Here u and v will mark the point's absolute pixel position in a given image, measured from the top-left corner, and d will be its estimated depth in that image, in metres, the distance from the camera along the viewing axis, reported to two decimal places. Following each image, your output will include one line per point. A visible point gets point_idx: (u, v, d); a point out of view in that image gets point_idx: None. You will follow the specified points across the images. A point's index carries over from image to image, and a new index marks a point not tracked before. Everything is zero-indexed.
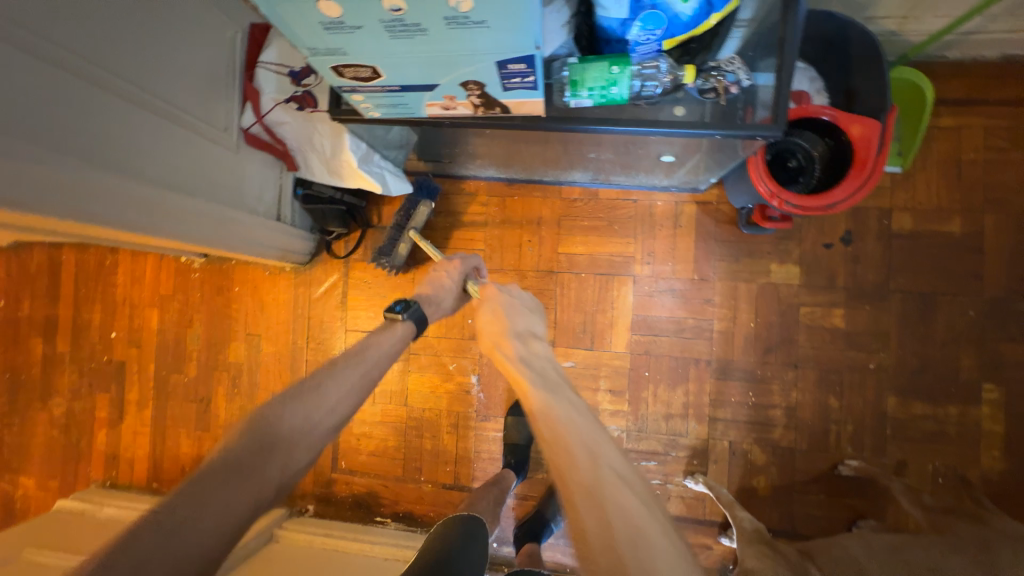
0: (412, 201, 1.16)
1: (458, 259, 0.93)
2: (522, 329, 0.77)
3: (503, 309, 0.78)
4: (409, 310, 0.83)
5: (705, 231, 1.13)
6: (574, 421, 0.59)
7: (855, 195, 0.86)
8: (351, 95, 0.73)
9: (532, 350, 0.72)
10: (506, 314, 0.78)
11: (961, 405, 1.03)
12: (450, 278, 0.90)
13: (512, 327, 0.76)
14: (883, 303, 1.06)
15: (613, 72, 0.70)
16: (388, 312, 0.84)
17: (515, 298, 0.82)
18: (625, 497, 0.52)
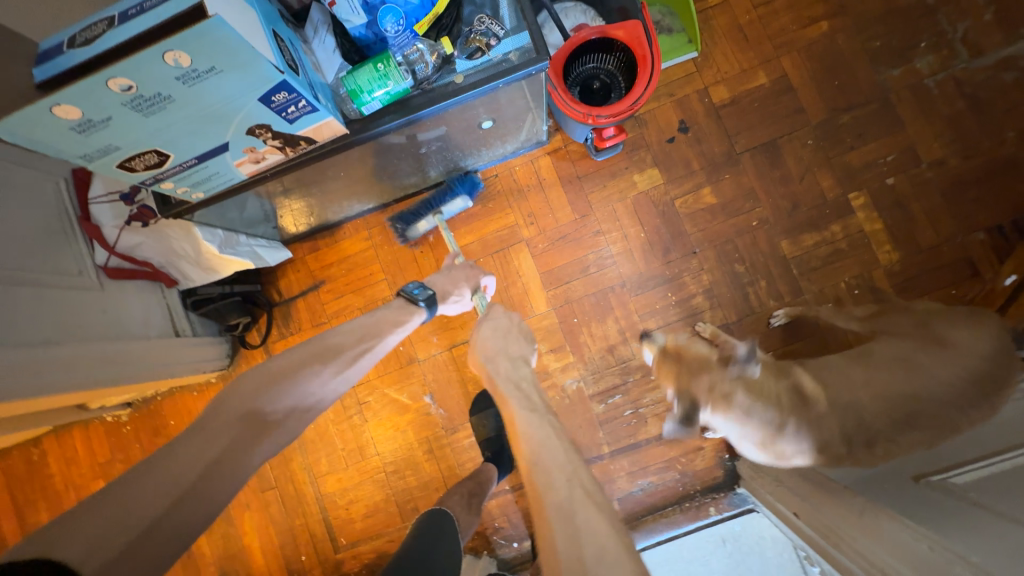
0: (439, 197, 1.16)
1: (468, 267, 1.00)
2: (511, 353, 0.87)
3: (493, 332, 0.89)
4: (426, 295, 0.91)
5: (567, 174, 1.20)
6: (551, 441, 0.69)
7: (650, 83, 0.94)
8: (160, 185, 0.76)
9: (521, 374, 0.83)
10: (496, 334, 0.88)
11: (840, 221, 1.12)
12: (463, 282, 0.98)
13: (503, 355, 0.86)
14: (737, 167, 1.15)
15: (379, 69, 0.76)
16: (405, 292, 0.92)
17: (511, 320, 0.92)
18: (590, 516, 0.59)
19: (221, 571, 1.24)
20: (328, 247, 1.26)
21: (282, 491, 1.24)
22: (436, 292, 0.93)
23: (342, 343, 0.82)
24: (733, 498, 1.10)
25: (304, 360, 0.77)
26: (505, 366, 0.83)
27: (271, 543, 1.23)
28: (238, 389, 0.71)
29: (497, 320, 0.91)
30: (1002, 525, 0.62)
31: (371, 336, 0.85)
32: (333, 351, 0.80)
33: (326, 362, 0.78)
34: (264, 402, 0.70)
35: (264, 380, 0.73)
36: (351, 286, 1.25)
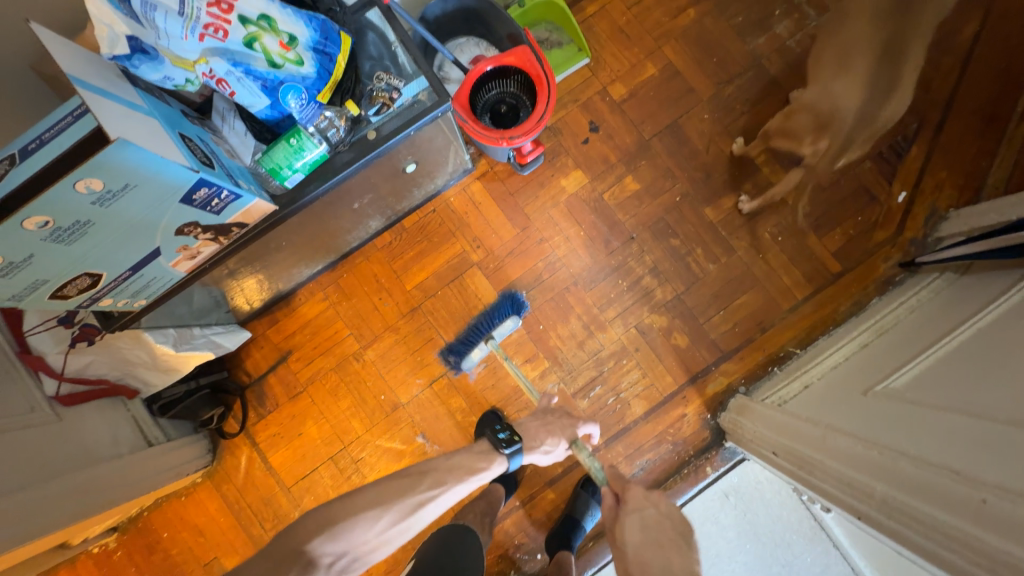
0: (500, 313, 1.17)
1: (566, 416, 1.01)
2: (676, 568, 0.72)
3: (637, 524, 0.80)
4: (513, 445, 0.91)
5: (500, 193, 1.26)
6: None
7: (549, 98, 1.02)
8: (99, 304, 0.76)
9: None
10: (658, 542, 0.77)
11: (749, 178, 1.23)
12: (553, 442, 0.96)
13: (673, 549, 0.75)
14: (650, 151, 1.25)
15: (293, 143, 0.80)
16: (494, 438, 0.92)
17: (688, 538, 0.78)
18: None
19: None
20: (287, 318, 1.26)
21: None
22: (521, 443, 0.91)
23: (403, 488, 0.83)
24: (724, 453, 1.16)
25: (369, 501, 0.80)
26: None
27: None
28: (300, 528, 0.74)
29: (647, 498, 0.84)
30: (920, 412, 0.73)
31: (444, 480, 0.86)
32: (396, 496, 0.82)
33: (386, 507, 0.80)
34: (320, 543, 0.73)
35: (328, 520, 0.76)
36: (319, 348, 1.25)
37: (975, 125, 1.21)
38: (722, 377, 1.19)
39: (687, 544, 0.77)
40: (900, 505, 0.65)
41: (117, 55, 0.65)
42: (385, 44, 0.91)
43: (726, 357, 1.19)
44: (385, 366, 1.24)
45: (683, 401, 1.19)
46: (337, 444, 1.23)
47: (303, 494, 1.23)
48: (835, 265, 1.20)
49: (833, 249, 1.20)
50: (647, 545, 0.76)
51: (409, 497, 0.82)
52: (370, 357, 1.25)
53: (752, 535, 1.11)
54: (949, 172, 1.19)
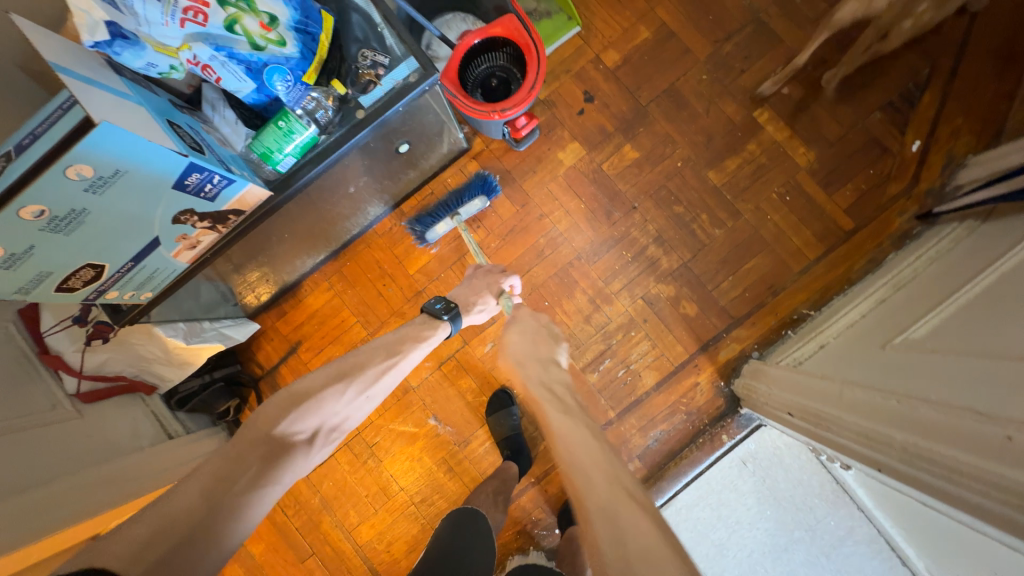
0: (472, 193, 1.20)
1: (493, 273, 0.99)
2: (540, 355, 0.86)
3: (521, 338, 0.88)
4: (450, 312, 0.91)
5: (497, 171, 1.24)
6: (589, 443, 0.73)
7: (537, 66, 1.00)
8: (106, 297, 0.78)
9: (553, 377, 0.83)
10: (523, 335, 0.88)
11: (753, 138, 1.19)
12: (484, 296, 0.96)
13: (546, 351, 0.87)
14: (648, 118, 1.21)
15: (282, 126, 0.80)
16: (431, 308, 0.93)
17: (542, 325, 0.90)
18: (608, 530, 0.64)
19: None
20: (294, 308, 1.27)
21: (321, 555, 1.24)
22: (460, 308, 0.93)
23: (367, 360, 0.85)
24: (740, 420, 1.14)
25: (327, 380, 0.81)
26: (537, 369, 0.84)
27: None
28: (263, 416, 0.76)
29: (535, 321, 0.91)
30: (939, 360, 0.70)
31: (396, 348, 0.87)
32: (357, 368, 0.83)
33: (349, 381, 0.81)
34: (289, 425, 0.75)
35: (288, 401, 0.78)
36: (327, 337, 1.27)
37: (993, 66, 1.14)
38: (734, 344, 1.16)
39: (551, 332, 0.91)
40: (920, 450, 0.63)
41: (98, 41, 0.65)
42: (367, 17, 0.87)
43: (737, 324, 1.16)
44: None
45: (695, 370, 1.17)
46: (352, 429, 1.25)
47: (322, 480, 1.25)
48: (847, 222, 1.15)
49: (844, 206, 1.16)
50: (522, 350, 0.86)
51: (370, 369, 0.84)
52: None
53: (773, 503, 1.09)
54: (966, 117, 1.13)
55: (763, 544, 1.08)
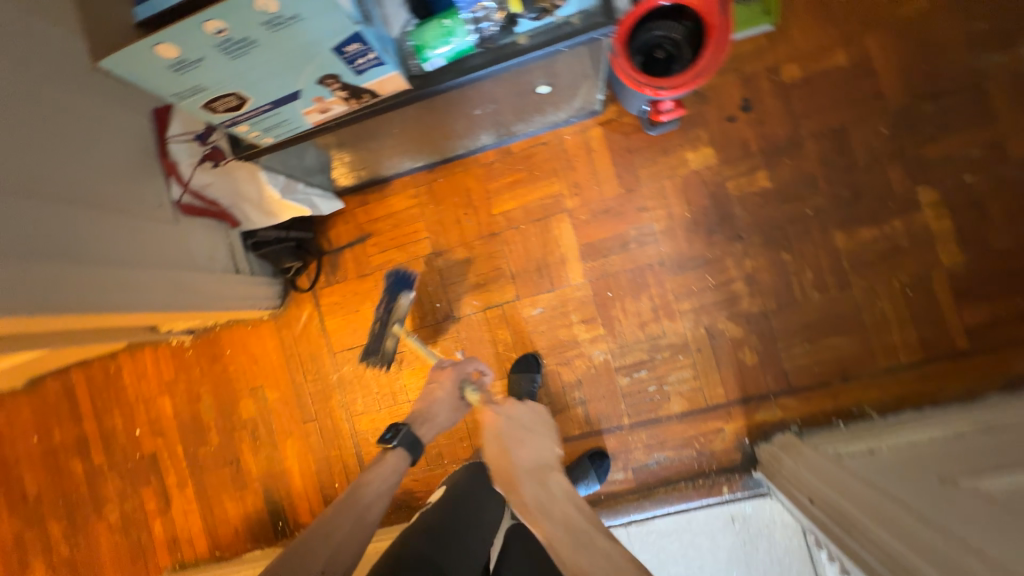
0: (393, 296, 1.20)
1: (446, 364, 1.07)
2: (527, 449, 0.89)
3: (507, 427, 0.92)
4: (398, 435, 0.98)
5: (617, 147, 1.18)
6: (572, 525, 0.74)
7: (716, 55, 0.92)
8: (235, 128, 0.82)
9: (542, 465, 0.86)
10: (513, 433, 0.91)
11: (903, 216, 1.06)
12: (447, 393, 1.04)
13: (531, 456, 0.87)
14: (799, 151, 1.10)
15: (445, 25, 0.77)
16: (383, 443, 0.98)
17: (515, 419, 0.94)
18: None
19: (265, 486, 1.42)
20: (377, 202, 1.31)
21: (321, 423, 1.37)
22: (407, 426, 0.99)
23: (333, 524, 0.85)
24: (747, 481, 1.11)
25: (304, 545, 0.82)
26: (527, 457, 0.87)
27: (310, 468, 1.39)
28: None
29: (517, 427, 0.92)
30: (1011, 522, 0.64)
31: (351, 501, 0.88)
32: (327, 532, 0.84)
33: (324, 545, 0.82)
34: None
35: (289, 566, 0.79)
36: (395, 241, 1.30)
37: None
38: (778, 409, 1.11)
39: (529, 422, 0.95)
40: None
41: None
42: None
43: (790, 392, 1.10)
44: (449, 278, 1.27)
45: (725, 417, 1.13)
46: None
47: (344, 364, 1.35)
48: (961, 342, 1.04)
49: (967, 324, 1.04)
50: (509, 464, 0.86)
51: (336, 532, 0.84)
52: (438, 265, 1.28)
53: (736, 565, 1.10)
54: None
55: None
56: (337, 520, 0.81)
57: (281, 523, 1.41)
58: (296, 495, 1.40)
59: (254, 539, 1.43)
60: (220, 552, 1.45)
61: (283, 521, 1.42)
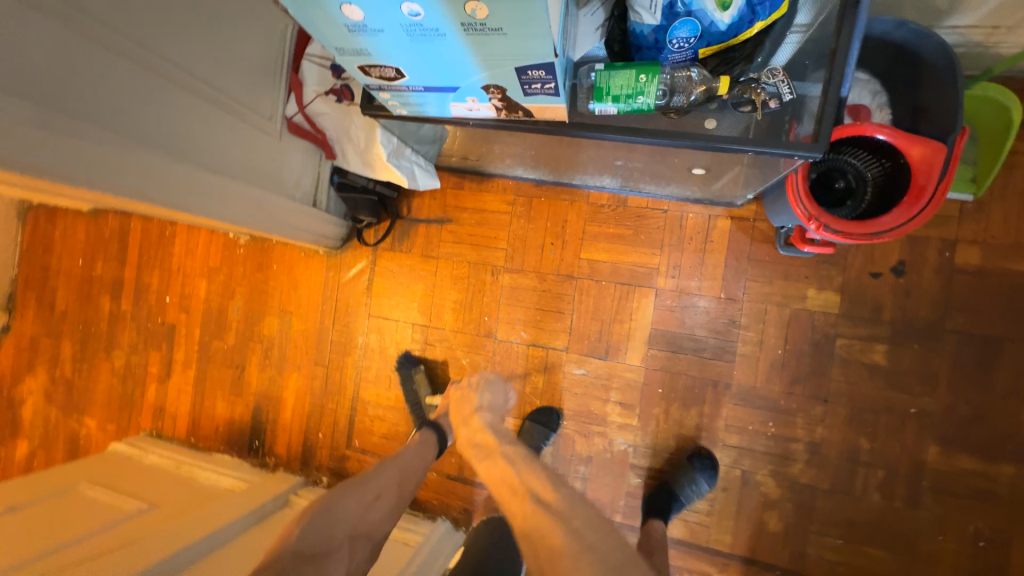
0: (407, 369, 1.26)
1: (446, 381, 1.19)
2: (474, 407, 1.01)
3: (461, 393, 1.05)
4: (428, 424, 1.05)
5: (737, 248, 1.07)
6: (512, 448, 0.85)
7: (906, 224, 0.78)
8: (377, 92, 0.75)
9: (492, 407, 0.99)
10: (461, 394, 1.03)
11: (1016, 464, 0.92)
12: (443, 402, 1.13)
13: (472, 403, 1.00)
14: (935, 342, 0.96)
15: (641, 81, 0.66)
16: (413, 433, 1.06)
17: (469, 382, 1.06)
18: (555, 505, 0.70)
19: (256, 402, 1.44)
20: (471, 192, 1.25)
21: (329, 372, 1.37)
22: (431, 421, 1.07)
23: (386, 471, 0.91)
24: None
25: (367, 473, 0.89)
26: (471, 408, 0.99)
27: (302, 406, 1.39)
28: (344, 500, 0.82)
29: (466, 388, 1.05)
30: None
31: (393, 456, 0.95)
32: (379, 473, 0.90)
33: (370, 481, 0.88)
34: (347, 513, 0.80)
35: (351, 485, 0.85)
36: (471, 238, 1.24)
37: None
38: None
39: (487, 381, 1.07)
40: None
41: None
42: (809, 23, 0.71)
43: None
44: (508, 297, 1.21)
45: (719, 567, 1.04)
46: (426, 319, 1.28)
47: (374, 330, 1.32)
48: None
49: None
50: (458, 414, 1.00)
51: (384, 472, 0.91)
52: (502, 280, 1.22)
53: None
54: None
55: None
56: (365, 486, 0.86)
57: (256, 443, 1.44)
58: (280, 424, 1.41)
59: (228, 443, 1.46)
60: (194, 440, 1.50)
61: (258, 440, 1.44)
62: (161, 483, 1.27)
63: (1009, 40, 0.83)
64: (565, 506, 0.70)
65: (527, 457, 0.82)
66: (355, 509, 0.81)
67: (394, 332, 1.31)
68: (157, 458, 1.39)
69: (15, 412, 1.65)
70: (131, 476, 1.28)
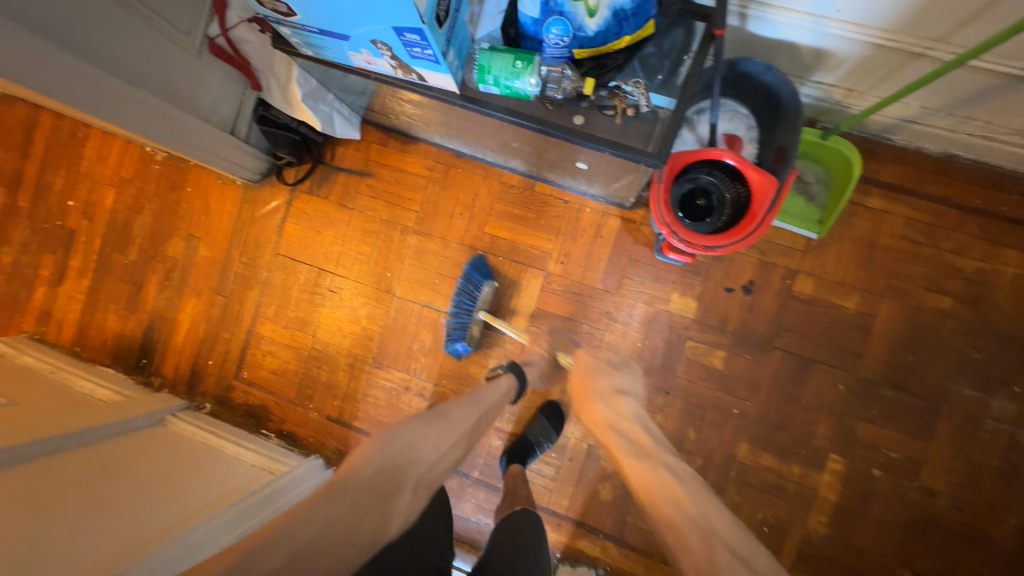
0: (474, 283, 1.17)
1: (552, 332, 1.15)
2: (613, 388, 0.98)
3: (588, 367, 1.01)
4: (511, 368, 1.04)
5: (621, 247, 1.17)
6: (687, 469, 0.83)
7: (737, 243, 0.90)
8: (278, 26, 0.78)
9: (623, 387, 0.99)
10: (591, 369, 1.00)
11: (804, 466, 1.08)
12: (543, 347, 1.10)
13: (610, 382, 0.99)
14: (762, 355, 1.11)
15: (516, 66, 0.73)
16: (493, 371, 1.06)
17: (599, 360, 1.03)
18: (732, 536, 0.70)
19: (151, 321, 1.43)
20: (394, 150, 1.28)
21: (229, 302, 1.38)
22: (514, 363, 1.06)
23: (455, 411, 0.87)
24: None
25: (438, 413, 0.84)
26: (609, 391, 0.97)
27: (197, 332, 1.40)
28: (409, 430, 0.76)
29: (598, 360, 1.03)
30: None
31: (461, 400, 0.91)
32: (450, 417, 0.85)
33: (438, 420, 0.82)
34: (409, 442, 0.75)
35: (418, 421, 0.80)
36: (388, 195, 1.28)
37: None
38: (598, 548, 1.15)
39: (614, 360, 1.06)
40: None
41: None
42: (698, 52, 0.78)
43: (616, 541, 1.15)
44: (413, 258, 1.27)
45: (553, 526, 1.16)
46: (333, 267, 1.31)
47: (279, 268, 1.34)
48: None
49: None
50: (584, 386, 0.99)
51: (450, 413, 0.86)
52: (410, 241, 1.27)
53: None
54: None
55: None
56: (444, 428, 0.82)
57: (144, 361, 1.43)
58: (172, 346, 1.41)
59: (115, 359, 1.44)
60: (78, 350, 1.47)
61: (146, 359, 1.43)
62: (31, 384, 1.24)
63: (859, 103, 0.96)
64: (710, 531, 0.71)
65: (693, 473, 0.81)
66: (429, 451, 0.76)
67: (300, 273, 1.33)
68: (33, 361, 1.35)
69: None
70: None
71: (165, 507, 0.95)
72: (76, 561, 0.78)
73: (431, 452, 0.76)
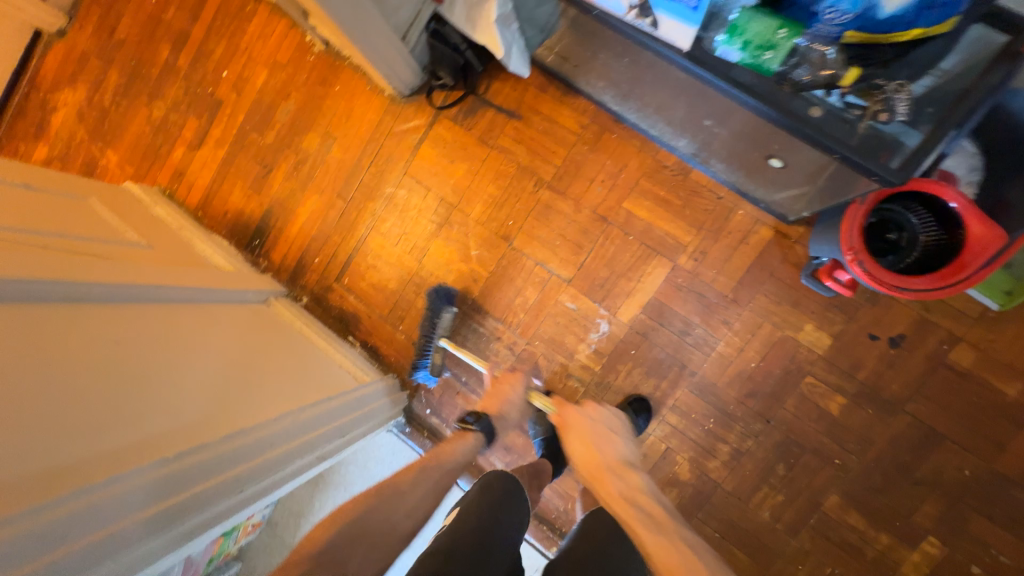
0: (435, 309, 1.22)
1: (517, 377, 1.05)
2: (611, 454, 0.86)
3: (593, 429, 0.90)
4: (481, 422, 0.97)
5: (765, 259, 1.10)
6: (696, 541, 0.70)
7: (927, 291, 0.81)
8: None
9: (615, 453, 0.86)
10: (592, 436, 0.88)
11: (894, 538, 1.01)
12: (514, 394, 1.02)
13: (606, 447, 0.87)
14: (888, 414, 1.02)
15: (777, 35, 0.68)
16: (463, 423, 0.97)
17: (599, 422, 0.92)
18: None
19: (271, 206, 1.48)
20: (552, 99, 1.24)
21: (347, 208, 1.40)
22: (489, 416, 0.98)
23: (408, 478, 0.82)
24: None
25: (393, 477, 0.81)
26: (607, 450, 0.86)
27: (311, 228, 1.44)
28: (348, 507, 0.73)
29: (583, 414, 0.93)
30: None
31: (421, 459, 0.86)
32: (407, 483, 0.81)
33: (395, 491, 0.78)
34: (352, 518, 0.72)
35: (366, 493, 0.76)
36: (531, 144, 1.24)
37: None
38: None
39: (609, 423, 0.93)
40: None
41: None
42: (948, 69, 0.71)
43: None
44: (539, 213, 1.23)
45: None
46: (454, 200, 1.30)
47: (404, 188, 1.35)
48: None
49: None
50: (590, 454, 0.85)
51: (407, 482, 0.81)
52: (541, 195, 1.23)
53: (321, 482, 1.25)
54: None
55: (292, 499, 1.26)
56: (397, 500, 0.77)
57: (256, 242, 1.50)
58: (284, 235, 1.47)
59: (231, 233, 1.52)
60: (200, 214, 1.55)
61: (259, 241, 1.50)
62: (162, 235, 1.32)
63: None
64: None
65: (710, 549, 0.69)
66: (382, 524, 0.74)
67: (421, 198, 1.33)
68: (163, 213, 1.44)
69: (44, 116, 1.66)
70: (140, 216, 1.34)
71: (255, 389, 0.93)
72: (181, 412, 0.77)
73: (383, 525, 0.74)
